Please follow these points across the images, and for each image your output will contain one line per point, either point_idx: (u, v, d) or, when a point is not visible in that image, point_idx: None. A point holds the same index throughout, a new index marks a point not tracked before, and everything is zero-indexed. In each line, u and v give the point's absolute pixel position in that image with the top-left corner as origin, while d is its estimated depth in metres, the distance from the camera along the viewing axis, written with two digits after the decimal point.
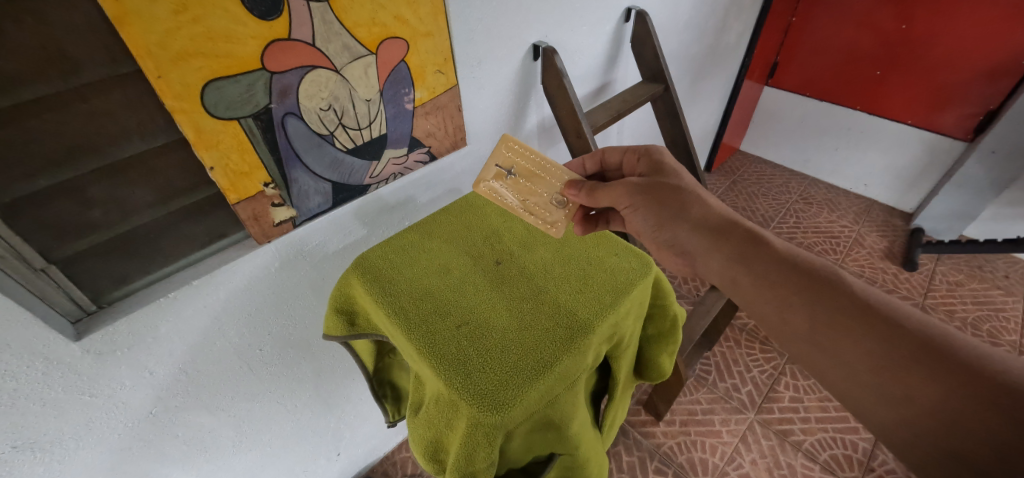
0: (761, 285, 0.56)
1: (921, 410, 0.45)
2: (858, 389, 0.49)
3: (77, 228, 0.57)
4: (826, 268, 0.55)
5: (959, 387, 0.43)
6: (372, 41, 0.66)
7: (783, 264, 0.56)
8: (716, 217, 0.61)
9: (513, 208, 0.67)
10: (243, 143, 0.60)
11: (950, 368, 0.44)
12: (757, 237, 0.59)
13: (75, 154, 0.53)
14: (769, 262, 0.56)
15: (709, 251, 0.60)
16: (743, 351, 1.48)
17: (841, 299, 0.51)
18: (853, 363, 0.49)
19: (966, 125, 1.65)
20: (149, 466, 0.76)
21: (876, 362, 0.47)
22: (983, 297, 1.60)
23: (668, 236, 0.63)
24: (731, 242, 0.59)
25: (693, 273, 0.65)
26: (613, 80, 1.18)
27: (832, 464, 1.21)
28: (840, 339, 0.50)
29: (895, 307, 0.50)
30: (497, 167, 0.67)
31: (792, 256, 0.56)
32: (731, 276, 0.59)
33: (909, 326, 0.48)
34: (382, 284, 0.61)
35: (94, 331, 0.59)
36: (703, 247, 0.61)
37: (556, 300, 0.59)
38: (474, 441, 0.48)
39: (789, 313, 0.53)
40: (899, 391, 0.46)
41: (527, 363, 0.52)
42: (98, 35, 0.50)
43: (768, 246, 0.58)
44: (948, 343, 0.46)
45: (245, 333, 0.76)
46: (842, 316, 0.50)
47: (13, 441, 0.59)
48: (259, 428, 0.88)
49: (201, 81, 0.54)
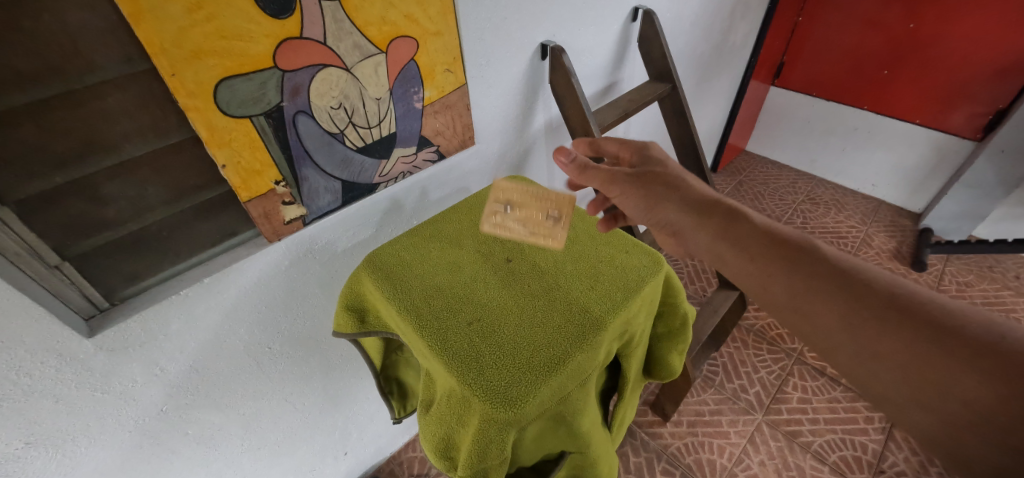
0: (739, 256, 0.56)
1: (899, 373, 0.45)
2: (838, 354, 0.49)
3: (91, 225, 0.57)
4: (802, 239, 0.54)
5: (942, 348, 0.43)
6: (382, 40, 0.66)
7: (764, 237, 0.55)
8: (703, 198, 0.61)
9: (521, 236, 0.68)
10: (255, 141, 0.61)
11: (933, 331, 0.44)
12: (740, 213, 0.59)
13: (90, 152, 0.54)
14: (748, 235, 0.56)
15: (694, 229, 0.60)
16: (751, 352, 1.47)
17: (820, 268, 0.51)
18: (830, 329, 0.49)
19: (975, 125, 1.64)
20: (159, 462, 0.76)
21: (851, 328, 0.47)
22: (994, 297, 1.58)
23: (655, 218, 0.64)
24: (710, 218, 0.59)
25: (682, 253, 0.65)
26: (620, 80, 1.18)
27: (842, 465, 1.20)
28: (818, 305, 0.49)
29: (873, 273, 0.50)
30: (493, 205, 0.70)
31: (773, 230, 0.56)
32: (714, 251, 0.59)
33: (889, 291, 0.47)
34: (379, 268, 0.63)
35: (107, 328, 0.60)
36: (689, 226, 0.61)
37: (561, 292, 0.59)
38: (487, 437, 0.49)
39: (770, 284, 0.53)
40: (877, 355, 0.46)
41: (539, 360, 0.51)
42: (114, 34, 0.50)
43: (749, 220, 0.58)
44: (931, 306, 0.45)
45: (256, 331, 0.76)
46: (822, 286, 0.50)
47: (26, 437, 0.60)
48: (268, 425, 0.89)
49: (214, 79, 0.54)
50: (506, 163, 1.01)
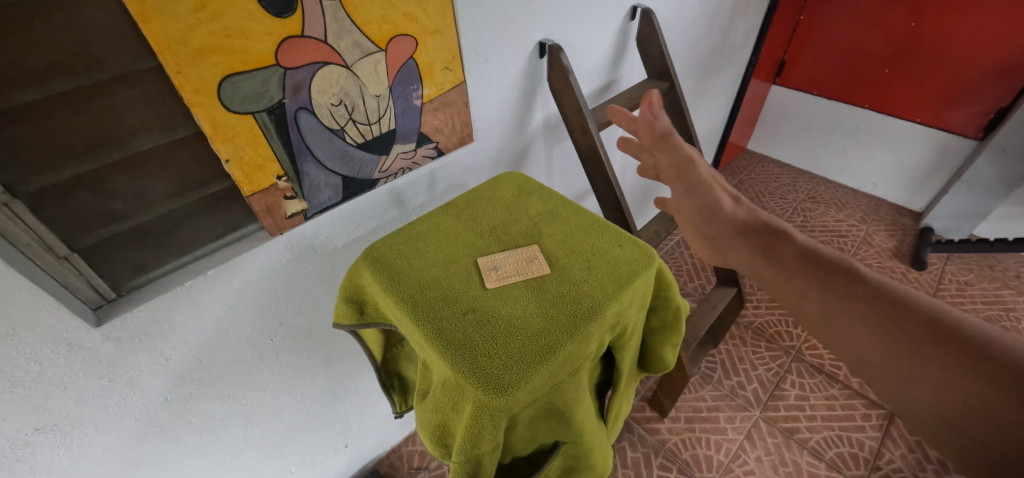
0: (782, 273, 0.62)
1: (927, 389, 0.47)
2: (872, 370, 0.51)
3: (99, 219, 0.59)
4: (840, 260, 0.59)
5: (969, 368, 0.45)
6: (382, 38, 0.68)
7: (802, 256, 0.61)
8: (751, 220, 0.71)
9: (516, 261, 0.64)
10: (256, 136, 0.62)
11: (961, 350, 0.46)
12: (783, 234, 0.65)
13: (97, 146, 0.55)
14: (788, 254, 0.62)
15: (739, 245, 0.69)
16: (749, 349, 1.48)
17: (854, 288, 0.55)
18: (858, 343, 0.53)
19: (977, 124, 1.63)
20: (163, 450, 0.78)
21: (878, 345, 0.51)
22: (994, 297, 1.58)
23: (707, 227, 0.73)
24: (756, 239, 0.67)
25: (721, 263, 0.74)
26: (619, 78, 1.19)
27: (838, 462, 1.20)
28: (849, 323, 0.53)
29: (907, 294, 0.53)
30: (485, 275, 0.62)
31: (812, 250, 0.62)
32: (756, 268, 0.66)
33: (917, 310, 0.51)
34: (377, 259, 0.65)
35: (113, 318, 0.62)
36: (734, 242, 0.70)
37: (545, 266, 0.63)
38: (479, 423, 0.50)
39: (808, 301, 0.58)
40: (904, 369, 0.48)
41: (531, 349, 0.53)
42: (121, 32, 0.52)
43: (790, 240, 0.64)
44: (961, 328, 0.48)
45: (258, 323, 0.78)
46: (854, 304, 0.54)
47: (36, 423, 0.62)
48: (269, 416, 0.91)
49: (218, 76, 0.56)
50: (506, 160, 1.02)
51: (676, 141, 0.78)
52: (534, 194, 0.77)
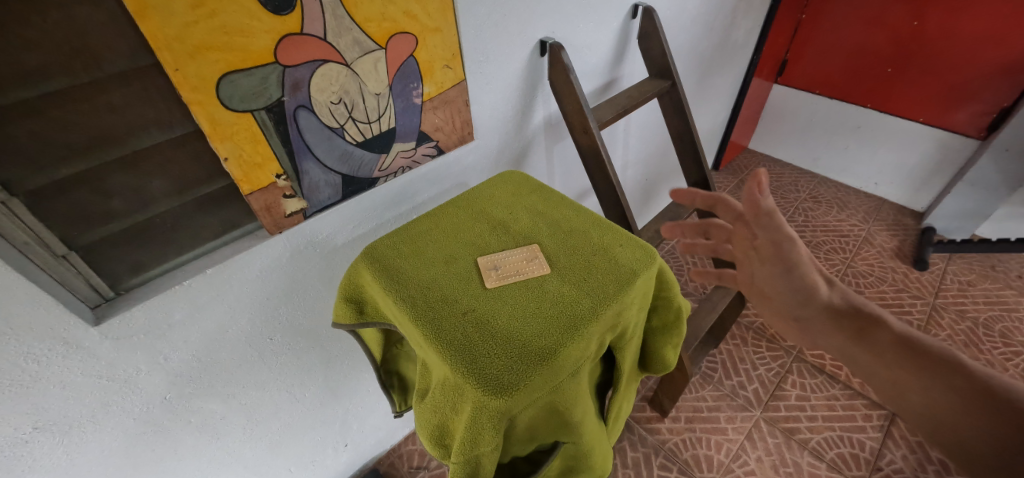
0: (878, 362, 0.49)
1: None
2: None
3: (97, 217, 0.59)
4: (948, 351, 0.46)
5: None
6: (382, 36, 0.68)
7: (899, 343, 0.49)
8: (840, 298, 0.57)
9: (515, 261, 0.63)
10: (256, 134, 0.62)
11: None
12: (875, 316, 0.53)
13: (95, 144, 0.55)
14: (882, 339, 0.50)
15: (826, 329, 0.55)
16: (750, 349, 1.47)
17: (965, 386, 0.43)
18: (982, 463, 0.40)
19: (980, 123, 1.63)
20: (163, 449, 0.78)
21: (1019, 462, 0.38)
22: (996, 297, 1.57)
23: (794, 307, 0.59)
24: (845, 320, 0.54)
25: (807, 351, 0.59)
26: (620, 77, 1.18)
27: (838, 462, 1.20)
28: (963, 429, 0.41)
29: None
30: (484, 275, 0.61)
31: (910, 337, 0.49)
32: (847, 355, 0.53)
33: None
34: (376, 259, 0.65)
35: (112, 317, 0.61)
36: (820, 324, 0.56)
37: (546, 266, 0.63)
38: (478, 424, 0.50)
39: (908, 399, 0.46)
40: None
41: (531, 349, 0.52)
42: (119, 30, 0.52)
43: (885, 324, 0.51)
44: None
45: (257, 323, 0.78)
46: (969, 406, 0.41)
47: (34, 422, 0.62)
48: (269, 415, 0.91)
49: (216, 74, 0.56)
50: (506, 159, 1.02)
51: (785, 226, 0.61)
52: (534, 194, 0.76)
